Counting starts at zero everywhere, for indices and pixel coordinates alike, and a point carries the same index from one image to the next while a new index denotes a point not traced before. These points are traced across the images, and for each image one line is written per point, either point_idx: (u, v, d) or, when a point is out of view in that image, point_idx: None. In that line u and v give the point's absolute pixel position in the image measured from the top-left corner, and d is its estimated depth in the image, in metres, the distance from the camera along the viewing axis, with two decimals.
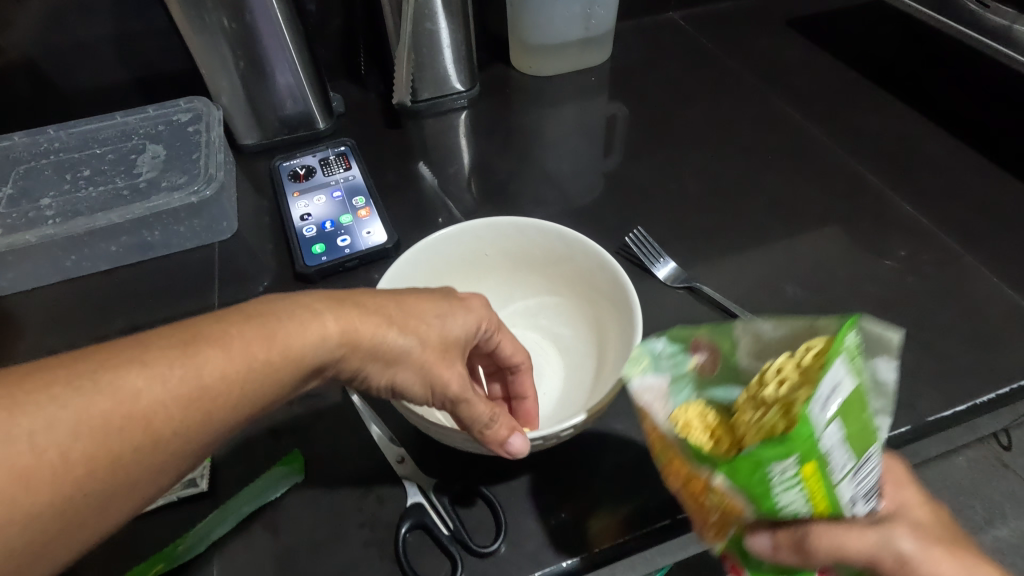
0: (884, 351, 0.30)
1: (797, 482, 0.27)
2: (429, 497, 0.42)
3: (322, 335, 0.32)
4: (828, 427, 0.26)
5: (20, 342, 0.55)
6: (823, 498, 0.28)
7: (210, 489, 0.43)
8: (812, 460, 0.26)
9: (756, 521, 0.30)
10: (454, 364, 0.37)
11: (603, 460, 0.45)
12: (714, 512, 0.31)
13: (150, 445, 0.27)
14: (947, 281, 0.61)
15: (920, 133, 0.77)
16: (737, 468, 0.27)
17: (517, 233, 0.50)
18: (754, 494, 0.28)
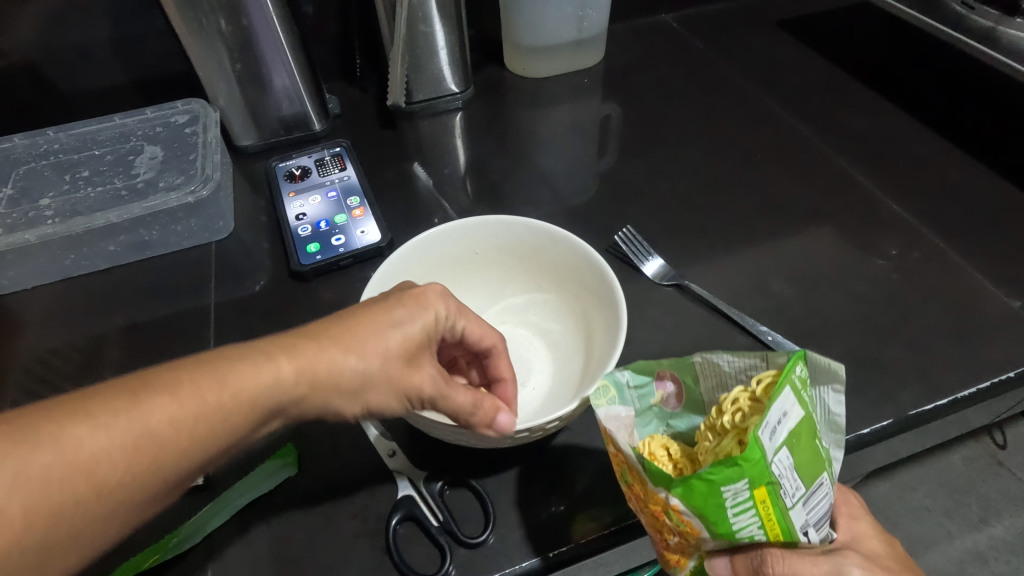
0: (833, 383, 0.35)
1: (748, 503, 0.31)
2: (419, 490, 0.43)
3: (280, 374, 0.31)
4: (774, 452, 0.31)
5: (20, 341, 0.56)
6: (774, 521, 0.32)
7: (205, 482, 0.44)
8: (759, 483, 0.31)
9: (716, 545, 0.34)
10: (424, 367, 0.37)
11: (592, 456, 0.46)
12: (675, 534, 0.35)
13: (97, 497, 0.26)
14: (933, 278, 0.62)
15: (908, 133, 0.78)
16: (694, 490, 0.31)
17: (506, 231, 0.51)
18: (710, 517, 0.32)
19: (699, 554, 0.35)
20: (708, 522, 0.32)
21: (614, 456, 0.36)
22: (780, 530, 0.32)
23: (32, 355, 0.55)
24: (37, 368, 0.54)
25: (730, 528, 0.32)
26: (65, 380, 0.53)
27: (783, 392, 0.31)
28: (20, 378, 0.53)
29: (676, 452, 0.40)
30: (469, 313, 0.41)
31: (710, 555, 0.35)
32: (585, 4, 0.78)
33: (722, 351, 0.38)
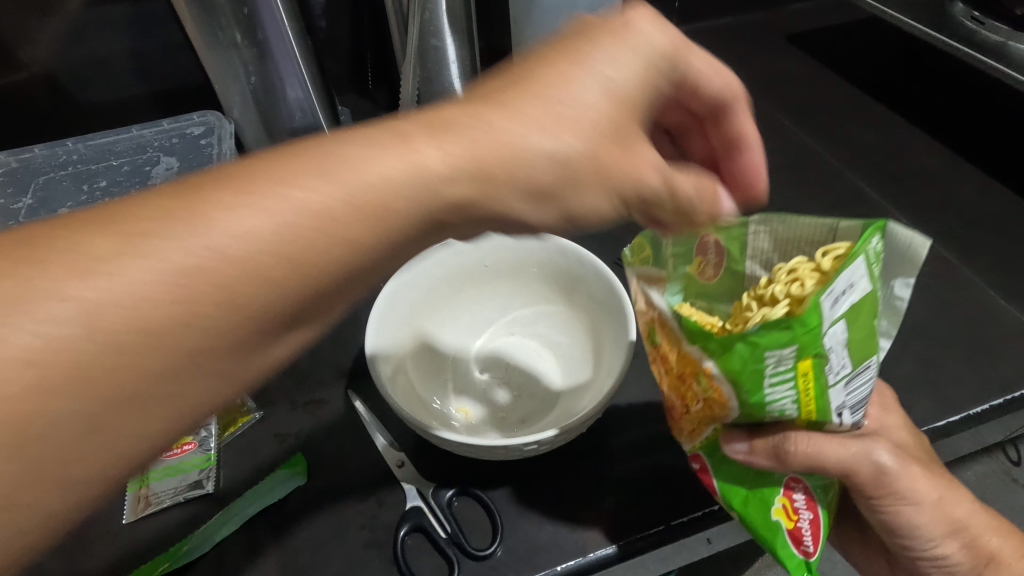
0: (908, 270, 0.33)
1: (789, 374, 0.32)
2: (428, 501, 0.43)
3: (428, 155, 0.26)
4: (832, 325, 0.30)
5: None
6: (810, 397, 0.33)
7: (216, 491, 0.45)
8: (808, 354, 0.30)
9: (738, 423, 0.37)
10: (638, 152, 0.32)
11: (603, 467, 0.46)
12: (699, 400, 0.37)
13: (219, 307, 0.22)
14: (944, 292, 0.61)
15: (918, 147, 0.78)
16: (734, 356, 0.32)
17: (518, 247, 0.50)
18: (743, 383, 0.33)
19: (718, 426, 0.38)
20: (742, 389, 0.33)
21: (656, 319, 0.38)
22: (815, 406, 0.33)
23: None
24: None
25: (763, 398, 0.33)
26: None
27: (854, 262, 0.29)
28: None
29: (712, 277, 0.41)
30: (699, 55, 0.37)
31: (728, 435, 0.38)
32: None
33: (783, 213, 0.37)
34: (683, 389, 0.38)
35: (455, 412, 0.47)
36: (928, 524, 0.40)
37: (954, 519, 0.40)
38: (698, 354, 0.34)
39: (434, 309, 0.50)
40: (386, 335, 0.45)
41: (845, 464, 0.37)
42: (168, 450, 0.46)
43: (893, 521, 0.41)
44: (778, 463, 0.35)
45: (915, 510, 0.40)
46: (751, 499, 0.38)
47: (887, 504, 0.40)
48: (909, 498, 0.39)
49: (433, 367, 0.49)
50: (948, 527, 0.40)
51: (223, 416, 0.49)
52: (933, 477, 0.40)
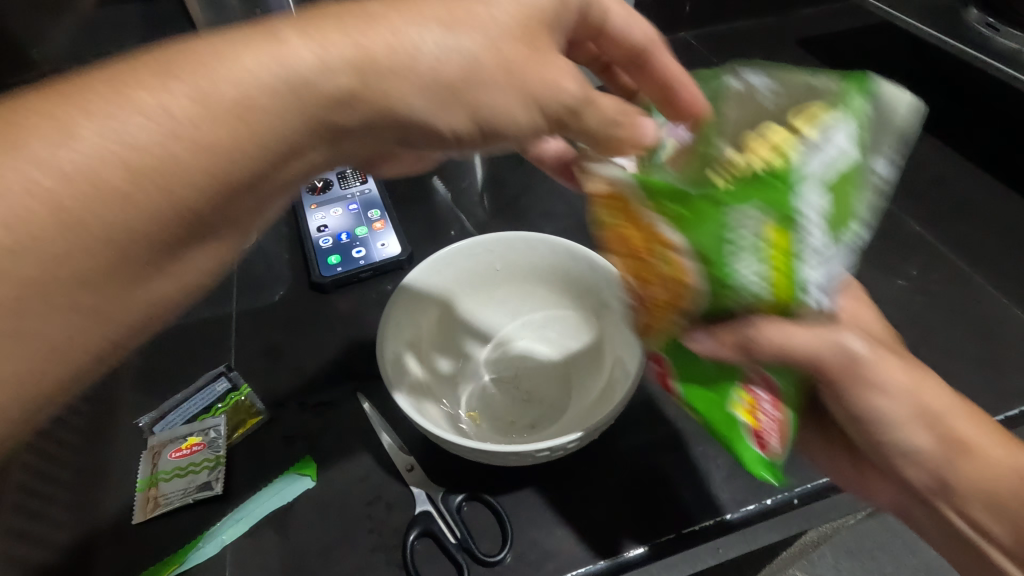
0: (883, 140, 0.31)
1: (761, 247, 0.29)
2: (437, 505, 0.43)
3: (294, 49, 0.25)
4: (809, 192, 0.28)
5: None
6: (781, 274, 0.30)
7: (225, 492, 0.45)
8: (780, 221, 0.28)
9: (700, 314, 0.34)
10: (547, 58, 0.31)
11: (614, 474, 0.45)
12: (664, 287, 0.34)
13: (66, 227, 0.21)
14: (961, 300, 0.61)
15: (929, 154, 0.78)
16: (699, 220, 0.29)
17: (528, 251, 0.50)
18: (716, 259, 0.30)
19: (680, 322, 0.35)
20: (707, 266, 0.30)
21: (609, 192, 0.34)
22: (787, 287, 0.31)
23: None
24: None
25: (732, 276, 0.30)
26: None
27: (834, 120, 0.29)
28: None
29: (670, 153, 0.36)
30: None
31: (688, 329, 0.35)
32: None
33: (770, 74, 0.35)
34: (647, 272, 0.35)
35: (465, 416, 0.47)
36: (901, 414, 0.36)
37: (930, 408, 0.36)
38: (665, 221, 0.31)
39: (446, 310, 0.50)
40: (394, 340, 0.45)
41: (813, 353, 0.34)
42: (178, 451, 0.46)
43: (864, 415, 0.36)
44: (743, 355, 0.33)
45: (883, 397, 0.36)
46: (709, 398, 0.36)
47: (856, 393, 0.36)
48: (878, 387, 0.35)
49: (443, 371, 0.49)
50: (920, 418, 0.36)
51: (232, 417, 0.48)
52: (899, 367, 0.36)
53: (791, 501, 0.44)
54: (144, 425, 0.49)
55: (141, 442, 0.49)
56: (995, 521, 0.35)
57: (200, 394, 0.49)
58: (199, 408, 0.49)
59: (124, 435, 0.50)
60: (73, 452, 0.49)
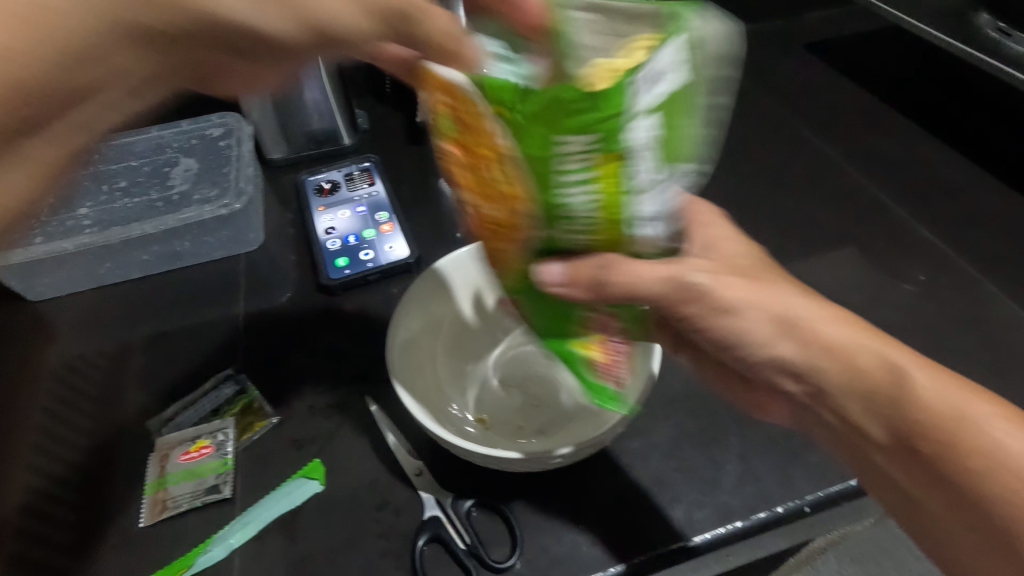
0: (716, 66, 0.31)
1: (591, 170, 0.30)
2: (446, 510, 0.43)
3: None
4: (642, 117, 0.28)
5: (53, 347, 0.57)
6: (612, 200, 0.31)
7: (233, 496, 0.45)
8: (611, 145, 0.29)
9: (539, 235, 0.34)
10: None
11: (623, 477, 0.45)
12: (500, 206, 0.33)
13: None
14: (954, 308, 0.63)
15: (936, 157, 0.79)
16: (532, 138, 0.29)
17: None
18: (541, 174, 0.30)
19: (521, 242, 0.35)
20: (540, 187, 0.31)
21: (452, 92, 0.33)
22: (617, 215, 0.32)
23: (65, 363, 0.56)
24: (64, 373, 0.55)
25: (561, 201, 0.31)
26: (90, 386, 0.54)
27: (670, 41, 0.28)
28: (51, 385, 0.55)
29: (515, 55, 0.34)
30: None
31: (536, 259, 0.36)
32: None
33: None
34: (478, 183, 0.34)
35: (473, 420, 0.47)
36: (751, 328, 0.38)
37: (782, 316, 0.37)
38: (498, 130, 0.30)
39: (454, 314, 0.50)
40: (402, 344, 0.45)
41: (659, 292, 0.36)
42: (186, 454, 0.46)
43: (722, 335, 0.39)
44: (593, 293, 0.34)
45: (731, 315, 0.38)
46: (560, 333, 0.39)
47: (702, 314, 0.38)
48: (721, 304, 0.37)
49: (451, 375, 0.49)
50: (773, 322, 0.37)
51: (240, 420, 0.49)
52: (747, 285, 0.38)
53: (803, 510, 0.43)
54: (153, 426, 0.49)
55: (150, 445, 0.49)
56: (867, 418, 0.36)
57: (207, 397, 0.50)
58: (208, 410, 0.49)
59: (133, 438, 0.50)
60: (82, 454, 0.49)
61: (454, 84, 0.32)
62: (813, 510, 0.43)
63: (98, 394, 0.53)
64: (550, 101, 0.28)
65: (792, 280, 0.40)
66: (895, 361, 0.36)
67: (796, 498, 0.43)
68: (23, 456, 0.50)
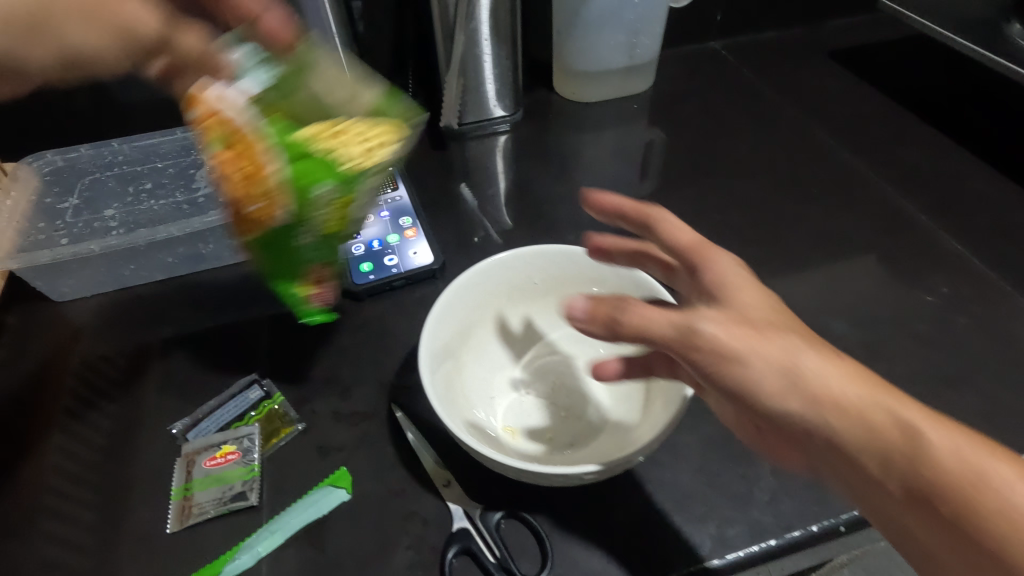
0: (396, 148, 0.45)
1: (335, 204, 0.39)
2: (475, 522, 0.42)
3: None
4: (372, 178, 0.40)
5: (76, 347, 0.57)
6: (335, 223, 0.40)
7: (259, 503, 0.44)
8: (349, 192, 0.39)
9: (278, 231, 0.39)
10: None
11: (654, 492, 0.44)
12: (252, 200, 0.38)
13: None
14: (983, 320, 0.62)
15: (963, 166, 0.78)
16: (301, 174, 0.37)
17: (570, 265, 0.49)
18: (297, 195, 0.37)
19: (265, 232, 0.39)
20: (296, 203, 0.38)
21: (222, 113, 0.39)
22: (339, 234, 0.41)
23: (87, 363, 0.56)
24: (85, 372, 0.55)
25: (309, 216, 0.38)
26: (113, 387, 0.54)
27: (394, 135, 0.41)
28: (74, 384, 0.55)
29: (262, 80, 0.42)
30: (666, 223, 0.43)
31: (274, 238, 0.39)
32: (638, 31, 0.79)
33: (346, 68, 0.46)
34: (226, 182, 0.38)
35: (501, 430, 0.46)
36: (762, 382, 0.34)
37: (790, 370, 0.34)
38: (265, 157, 0.37)
39: (482, 322, 0.49)
40: (436, 348, 0.44)
41: (668, 338, 0.35)
42: (212, 460, 0.46)
43: (731, 390, 0.35)
44: (610, 332, 0.36)
45: (739, 366, 0.34)
46: (285, 283, 0.43)
47: (708, 365, 0.35)
48: (729, 355, 0.34)
49: (479, 384, 0.48)
50: (782, 377, 0.34)
51: (265, 426, 0.48)
52: (755, 336, 0.35)
53: (839, 528, 0.42)
54: (178, 432, 0.49)
55: (173, 449, 0.49)
56: (885, 477, 0.33)
57: (233, 401, 0.50)
58: (233, 415, 0.49)
59: (156, 442, 0.49)
60: (105, 455, 0.49)
61: (226, 109, 0.39)
62: (848, 530, 0.43)
63: (120, 395, 0.53)
64: (314, 163, 0.38)
65: (802, 328, 0.37)
66: (908, 420, 0.33)
67: (833, 517, 0.42)
68: (46, 458, 0.50)
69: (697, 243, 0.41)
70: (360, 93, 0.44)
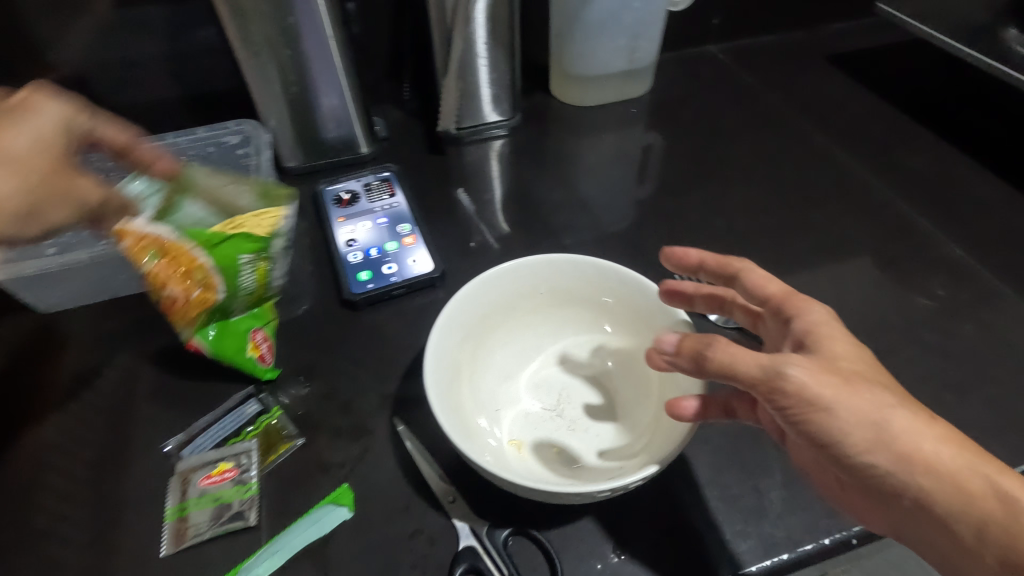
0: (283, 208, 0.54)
1: (256, 266, 0.48)
2: (482, 541, 0.41)
3: None
4: (277, 237, 0.50)
5: (62, 360, 0.55)
6: (262, 280, 0.49)
7: (257, 523, 0.43)
8: (264, 254, 0.49)
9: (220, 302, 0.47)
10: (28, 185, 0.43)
11: (665, 506, 0.43)
12: (195, 286, 0.46)
13: None
14: (984, 325, 0.62)
15: (961, 171, 0.77)
16: (223, 253, 0.46)
17: (577, 273, 0.48)
18: (228, 271, 0.46)
19: (207, 308, 0.47)
20: (228, 275, 0.46)
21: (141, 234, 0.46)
22: (265, 288, 0.50)
23: (75, 375, 0.54)
24: (72, 386, 0.54)
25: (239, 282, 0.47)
26: (101, 402, 0.52)
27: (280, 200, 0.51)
28: (62, 397, 0.53)
29: (157, 205, 0.48)
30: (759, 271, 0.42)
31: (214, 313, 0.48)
32: (638, 35, 0.78)
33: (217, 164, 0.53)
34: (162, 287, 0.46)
35: (507, 445, 0.44)
36: (851, 435, 0.33)
37: (881, 426, 0.33)
38: (191, 249, 0.45)
39: (486, 332, 0.48)
40: (441, 359, 0.43)
41: (757, 381, 0.34)
42: (207, 479, 0.44)
43: (816, 439, 0.34)
44: (696, 367, 0.36)
45: (827, 416, 0.33)
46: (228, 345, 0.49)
47: (795, 411, 0.34)
48: (816, 403, 0.33)
49: (484, 396, 0.47)
50: (870, 431, 0.33)
51: (263, 442, 0.47)
52: (846, 387, 0.34)
53: (851, 541, 0.42)
54: (172, 449, 0.48)
55: (167, 466, 0.47)
56: (979, 546, 0.32)
57: (230, 416, 0.48)
58: (229, 431, 0.48)
59: (149, 458, 0.48)
60: (95, 471, 0.48)
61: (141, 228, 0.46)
62: (860, 543, 0.42)
63: (108, 410, 0.51)
64: (231, 236, 0.46)
65: (895, 386, 0.36)
66: (999, 487, 0.32)
67: (846, 530, 0.41)
68: (31, 476, 0.48)
69: (786, 293, 0.40)
70: (239, 181, 0.52)
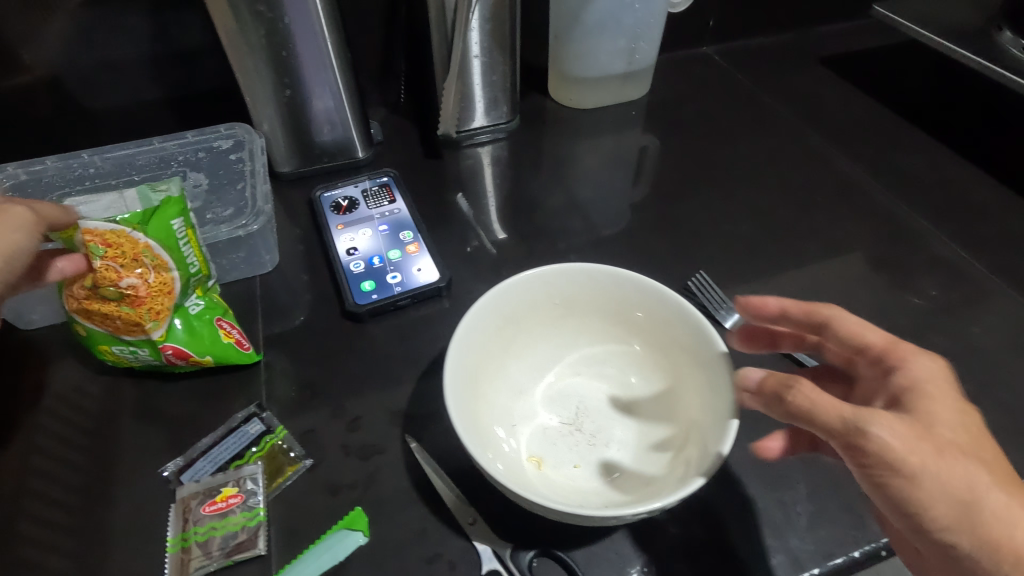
0: None
1: (188, 239, 0.47)
2: (506, 564, 0.39)
3: None
4: None
5: (41, 378, 0.52)
6: (200, 256, 0.49)
7: (267, 552, 0.41)
8: (189, 224, 0.48)
9: (174, 283, 0.46)
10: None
11: (692, 522, 0.42)
12: (147, 271, 0.44)
13: None
14: (982, 325, 0.62)
15: (955, 172, 0.78)
16: (155, 229, 0.45)
17: (592, 283, 0.46)
18: (167, 246, 0.45)
19: (167, 294, 0.46)
20: (169, 249, 0.46)
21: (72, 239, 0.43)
22: (206, 267, 0.50)
23: (57, 395, 0.51)
24: (53, 405, 0.50)
25: (182, 256, 0.47)
26: (87, 424, 0.49)
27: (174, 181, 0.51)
28: (43, 418, 0.50)
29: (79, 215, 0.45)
30: (855, 317, 0.39)
31: (173, 300, 0.46)
32: (638, 37, 0.77)
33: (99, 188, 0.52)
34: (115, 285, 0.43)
35: (527, 462, 0.43)
36: (936, 509, 0.31)
37: (971, 505, 0.31)
38: (128, 232, 0.44)
39: (501, 345, 0.46)
40: (459, 374, 0.41)
41: (838, 436, 0.32)
42: (211, 505, 0.42)
43: (895, 506, 0.32)
44: (774, 409, 0.34)
45: (912, 486, 0.31)
46: (201, 340, 0.48)
47: (876, 472, 0.32)
48: (902, 471, 0.31)
49: (499, 411, 0.45)
50: (958, 510, 0.31)
51: (268, 464, 0.45)
52: (938, 457, 0.31)
53: (879, 552, 0.41)
54: (171, 474, 0.45)
55: (164, 492, 0.44)
56: None
57: (232, 437, 0.46)
58: (232, 453, 0.45)
59: (144, 484, 0.45)
60: (83, 498, 0.45)
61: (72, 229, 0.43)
62: (888, 553, 0.42)
63: (95, 431, 0.48)
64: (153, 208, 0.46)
65: (999, 463, 0.33)
66: None
67: (875, 541, 0.41)
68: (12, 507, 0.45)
69: (886, 345, 0.37)
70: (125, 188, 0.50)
